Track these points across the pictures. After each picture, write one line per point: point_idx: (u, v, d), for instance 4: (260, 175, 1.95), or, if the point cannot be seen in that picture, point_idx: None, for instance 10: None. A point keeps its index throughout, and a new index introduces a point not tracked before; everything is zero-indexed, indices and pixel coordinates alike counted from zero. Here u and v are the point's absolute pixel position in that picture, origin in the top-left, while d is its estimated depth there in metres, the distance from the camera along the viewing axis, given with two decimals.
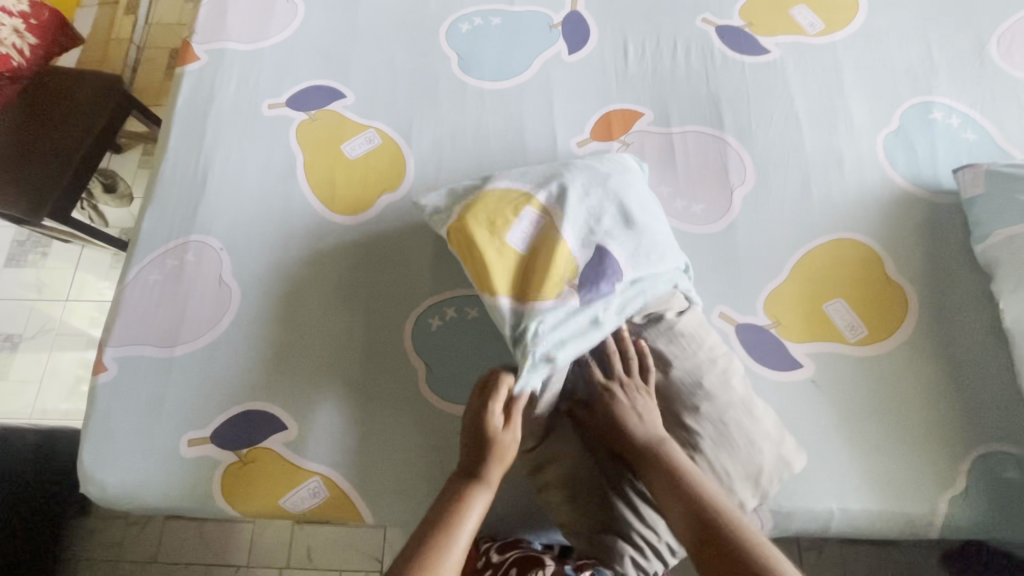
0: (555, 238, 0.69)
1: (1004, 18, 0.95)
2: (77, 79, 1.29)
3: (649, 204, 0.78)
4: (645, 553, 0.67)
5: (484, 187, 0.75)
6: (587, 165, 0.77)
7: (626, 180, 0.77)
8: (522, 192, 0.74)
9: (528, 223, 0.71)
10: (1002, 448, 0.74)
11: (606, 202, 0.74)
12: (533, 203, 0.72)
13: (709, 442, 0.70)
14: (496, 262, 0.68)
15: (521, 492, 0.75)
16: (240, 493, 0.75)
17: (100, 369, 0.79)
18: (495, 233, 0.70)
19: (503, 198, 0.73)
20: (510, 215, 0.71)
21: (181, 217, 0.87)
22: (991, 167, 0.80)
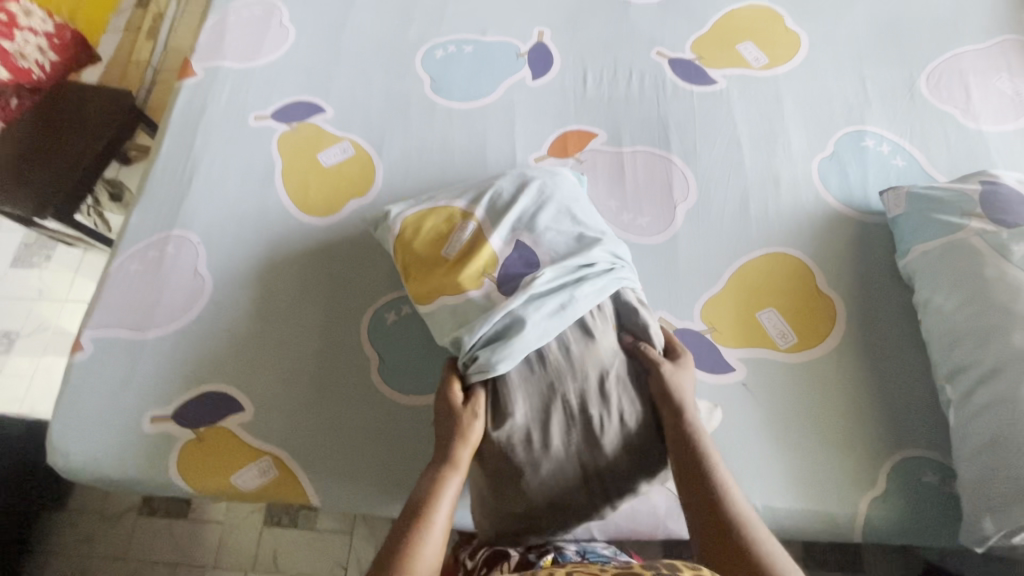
0: (481, 246, 0.76)
1: (933, 58, 1.03)
2: (91, 93, 1.41)
3: (581, 199, 0.83)
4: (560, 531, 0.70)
5: (421, 205, 0.83)
6: (519, 170, 0.85)
7: (557, 181, 0.83)
8: (456, 207, 0.81)
9: (460, 236, 0.78)
10: (924, 453, 0.77)
11: (533, 194, 0.81)
12: (467, 217, 0.79)
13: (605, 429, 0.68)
14: (427, 274, 0.76)
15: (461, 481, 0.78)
16: (194, 470, 0.79)
17: (77, 349, 0.85)
18: (431, 247, 0.78)
19: (435, 205, 0.82)
20: (446, 231, 0.79)
21: (165, 214, 0.95)
22: (911, 190, 0.85)
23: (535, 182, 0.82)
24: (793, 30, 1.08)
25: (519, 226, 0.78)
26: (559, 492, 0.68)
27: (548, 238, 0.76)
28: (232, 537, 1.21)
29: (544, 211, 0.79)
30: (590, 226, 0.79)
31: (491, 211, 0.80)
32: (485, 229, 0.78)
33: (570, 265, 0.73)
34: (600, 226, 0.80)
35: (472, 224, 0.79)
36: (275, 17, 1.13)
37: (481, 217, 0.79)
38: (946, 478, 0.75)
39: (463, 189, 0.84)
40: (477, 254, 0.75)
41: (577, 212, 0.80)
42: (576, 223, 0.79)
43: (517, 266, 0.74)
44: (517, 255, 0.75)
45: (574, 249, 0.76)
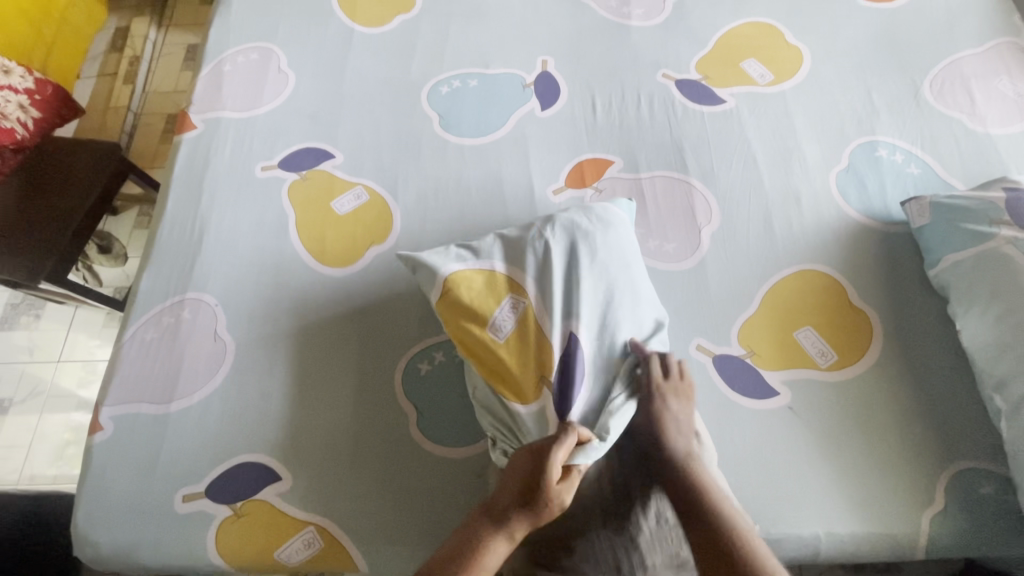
0: (536, 339, 0.74)
1: (933, 65, 1.05)
2: (77, 148, 1.36)
3: (629, 261, 0.81)
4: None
5: (465, 265, 0.79)
6: (567, 222, 0.81)
7: (605, 242, 0.80)
8: (506, 276, 0.78)
9: (512, 319, 0.75)
10: (978, 464, 0.77)
11: (582, 273, 0.77)
12: (520, 294, 0.76)
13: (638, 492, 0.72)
14: (482, 363, 0.74)
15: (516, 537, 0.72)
16: (232, 548, 0.75)
17: (96, 429, 0.81)
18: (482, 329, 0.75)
19: (484, 270, 0.78)
20: (497, 309, 0.75)
21: (177, 276, 0.91)
22: (933, 200, 0.86)
23: (584, 251, 0.79)
24: (793, 45, 1.09)
25: (574, 312, 0.75)
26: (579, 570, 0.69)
27: (600, 335, 0.75)
28: None
29: (596, 299, 0.77)
30: (638, 312, 0.78)
31: (539, 283, 0.77)
32: (536, 310, 0.75)
33: (618, 372, 0.74)
34: (647, 307, 0.79)
35: (524, 304, 0.76)
36: (273, 62, 1.10)
37: (532, 294, 0.76)
38: (1003, 489, 0.75)
39: (504, 248, 0.80)
40: (532, 343, 0.74)
41: (627, 293, 0.78)
42: (626, 311, 0.77)
43: (574, 367, 0.72)
44: (570, 352, 0.73)
45: (625, 347, 0.75)
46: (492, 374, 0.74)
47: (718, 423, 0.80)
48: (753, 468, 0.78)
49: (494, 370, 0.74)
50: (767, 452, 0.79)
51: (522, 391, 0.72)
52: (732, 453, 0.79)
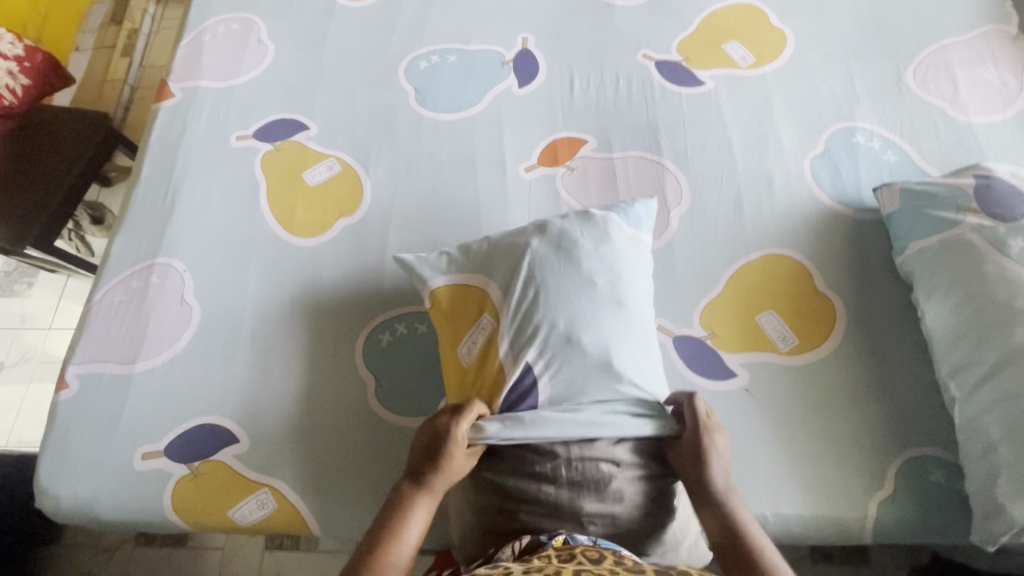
0: (490, 360, 0.72)
1: (918, 52, 1.03)
2: (66, 117, 1.37)
3: (624, 281, 0.76)
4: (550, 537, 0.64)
5: (446, 275, 0.79)
6: (557, 230, 0.77)
7: (595, 252, 0.76)
8: (483, 288, 0.76)
9: (481, 336, 0.74)
10: (931, 451, 0.77)
11: (554, 283, 0.73)
12: (489, 308, 0.74)
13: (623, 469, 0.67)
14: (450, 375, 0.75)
15: (489, 493, 0.68)
16: (189, 505, 0.77)
17: (63, 386, 0.82)
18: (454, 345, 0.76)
19: (466, 280, 0.78)
20: (469, 326, 0.75)
21: (148, 241, 0.92)
22: (904, 186, 0.85)
23: (567, 258, 0.75)
24: (778, 28, 1.07)
25: (525, 332, 0.71)
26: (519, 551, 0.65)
27: (554, 355, 0.70)
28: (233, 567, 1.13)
29: (548, 322, 0.71)
30: (611, 332, 0.72)
31: (509, 295, 0.74)
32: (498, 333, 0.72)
33: (567, 383, 0.70)
34: (620, 330, 0.73)
35: (490, 320, 0.74)
36: (252, 33, 1.10)
37: (504, 318, 0.72)
38: (953, 476, 0.75)
39: (492, 248, 0.79)
40: (483, 370, 0.72)
41: (601, 321, 0.72)
42: (585, 337, 0.71)
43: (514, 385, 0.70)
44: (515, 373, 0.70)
45: (576, 372, 0.70)
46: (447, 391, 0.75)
47: None
48: None
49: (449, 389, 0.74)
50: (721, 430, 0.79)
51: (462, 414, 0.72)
52: None
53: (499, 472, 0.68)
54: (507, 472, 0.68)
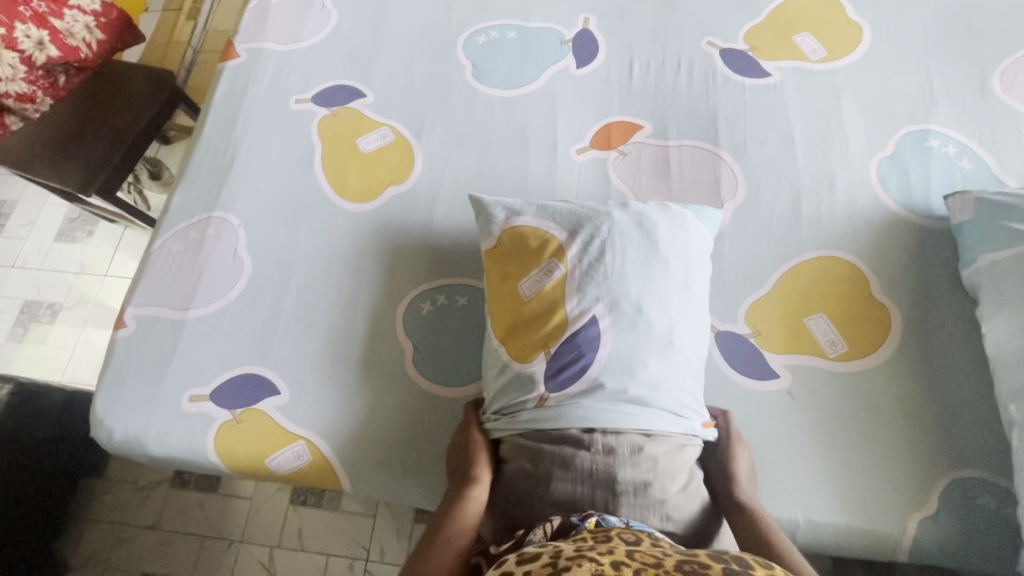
0: (551, 308, 0.73)
1: (1007, 55, 0.96)
2: (135, 73, 1.42)
3: (694, 269, 0.77)
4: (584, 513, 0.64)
5: (516, 223, 0.80)
6: (636, 214, 0.78)
7: (672, 238, 0.77)
8: (557, 239, 0.77)
9: (546, 281, 0.74)
10: (981, 474, 0.73)
11: (634, 263, 0.74)
12: (563, 259, 0.75)
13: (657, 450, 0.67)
14: (498, 313, 0.76)
15: (522, 469, 0.68)
16: (229, 449, 0.80)
17: (121, 325, 0.87)
18: (511, 284, 0.76)
19: (540, 230, 0.78)
20: (535, 270, 0.76)
21: (207, 195, 0.95)
22: (980, 195, 0.81)
23: (645, 238, 0.76)
24: (854, 21, 1.02)
25: (599, 296, 0.72)
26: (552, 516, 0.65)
27: (624, 328, 0.71)
28: (260, 516, 1.17)
29: (623, 291, 0.72)
30: (679, 322, 0.73)
31: (586, 265, 0.74)
32: (571, 285, 0.73)
33: (634, 364, 0.70)
34: (687, 320, 0.74)
35: (561, 268, 0.75)
36: None
37: (575, 280, 0.74)
38: (1003, 503, 0.72)
39: (569, 216, 0.79)
40: (548, 314, 0.73)
41: (672, 300, 0.73)
42: (657, 312, 0.72)
43: (579, 352, 0.70)
44: (584, 336, 0.71)
45: (642, 348, 0.70)
46: (502, 330, 0.75)
47: (711, 397, 0.79)
48: None
49: (506, 329, 0.75)
50: (758, 428, 0.77)
51: (518, 353, 0.73)
52: None
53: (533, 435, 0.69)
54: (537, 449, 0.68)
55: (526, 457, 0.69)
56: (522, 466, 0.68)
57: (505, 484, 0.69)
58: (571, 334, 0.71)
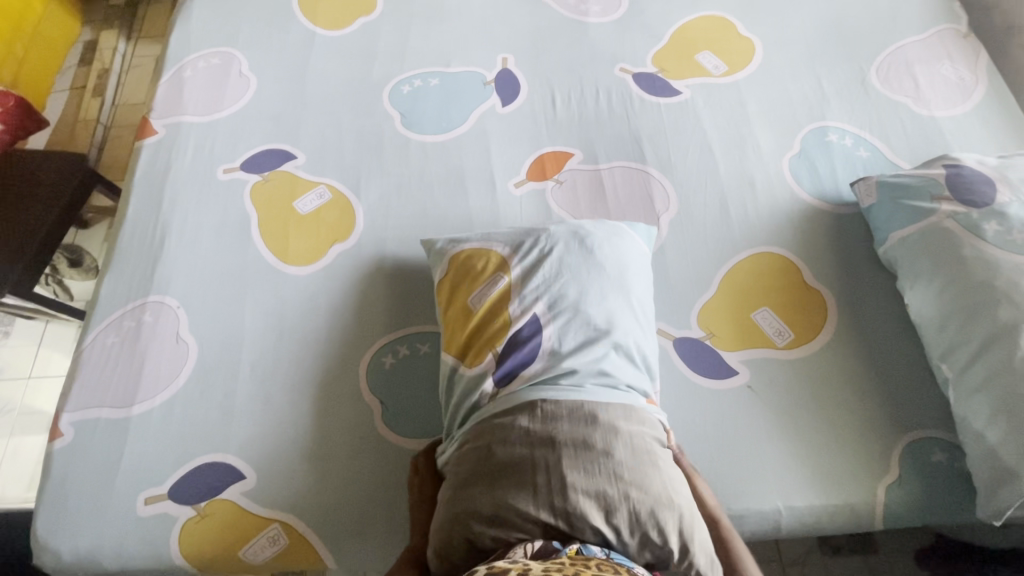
0: (498, 314, 0.76)
1: (878, 53, 1.08)
2: (41, 159, 1.34)
3: (632, 272, 0.81)
4: (528, 482, 0.62)
5: (460, 246, 0.84)
6: (572, 228, 0.82)
7: (605, 249, 0.81)
8: (500, 256, 0.81)
9: (491, 292, 0.78)
10: (931, 433, 0.79)
11: (566, 264, 0.78)
12: (507, 272, 0.79)
13: (600, 404, 0.68)
14: (449, 326, 0.78)
15: (470, 446, 0.68)
16: (196, 547, 0.75)
17: (57, 436, 0.80)
18: (460, 299, 0.79)
19: (483, 248, 0.82)
20: (481, 284, 0.79)
21: (139, 280, 0.90)
22: (880, 179, 0.90)
23: (581, 250, 0.80)
24: (746, 37, 1.12)
25: (540, 294, 0.76)
26: (496, 487, 0.63)
27: (564, 321, 0.74)
28: None
29: (563, 288, 0.76)
30: (615, 315, 0.76)
31: (527, 273, 0.78)
32: (514, 291, 0.77)
33: (576, 350, 0.72)
34: (624, 315, 0.76)
35: (504, 279, 0.78)
36: (233, 67, 1.11)
37: (518, 286, 0.77)
38: (954, 455, 0.78)
39: (506, 236, 0.83)
40: (495, 320, 0.76)
41: (608, 294, 0.77)
42: (595, 306, 0.75)
43: (521, 347, 0.73)
44: (528, 332, 0.74)
45: (581, 332, 0.74)
46: (454, 339, 0.77)
47: (680, 404, 0.81)
48: (713, 446, 0.79)
49: (452, 335, 0.77)
50: (729, 426, 0.80)
51: (470, 359, 0.74)
52: (694, 432, 0.80)
53: (479, 417, 0.70)
54: (483, 423, 0.69)
55: (471, 438, 0.69)
56: (470, 449, 0.68)
57: (454, 465, 0.68)
58: (514, 334, 0.74)
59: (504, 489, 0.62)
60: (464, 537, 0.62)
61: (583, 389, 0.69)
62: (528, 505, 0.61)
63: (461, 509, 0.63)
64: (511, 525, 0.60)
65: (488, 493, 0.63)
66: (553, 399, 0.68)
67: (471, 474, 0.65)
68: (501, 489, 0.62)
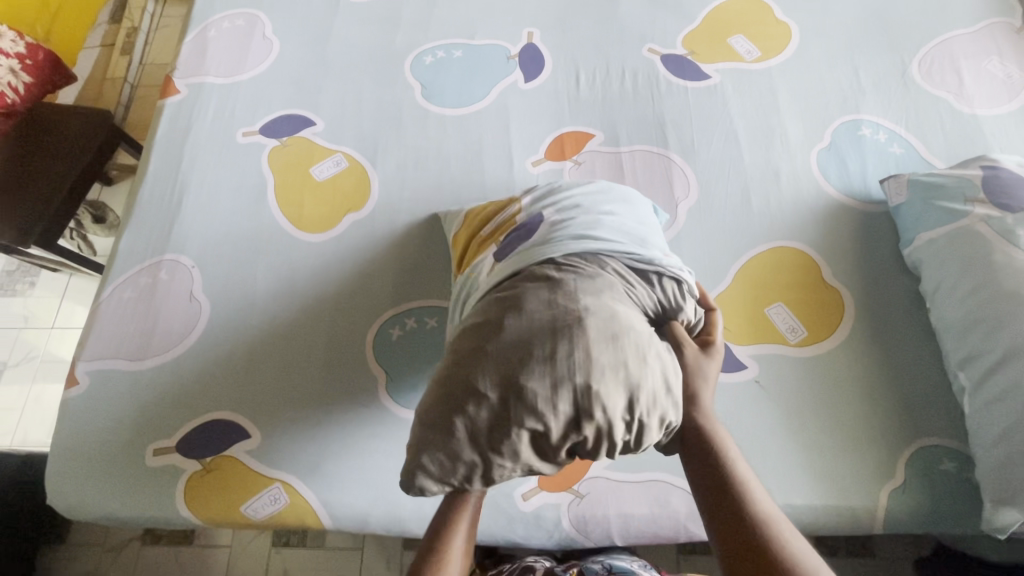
0: (506, 224, 0.73)
1: (923, 45, 1.03)
2: (68, 114, 1.36)
3: (637, 199, 0.75)
4: (540, 367, 0.47)
5: (478, 206, 0.85)
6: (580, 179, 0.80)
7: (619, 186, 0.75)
8: (512, 197, 0.79)
9: (502, 215, 0.76)
10: (942, 441, 0.77)
11: (569, 185, 0.74)
12: (517, 200, 0.77)
13: (618, 285, 0.57)
14: (467, 256, 0.77)
15: (475, 319, 0.53)
16: (200, 500, 0.77)
17: (73, 383, 0.82)
18: (478, 233, 0.78)
19: (499, 200, 0.81)
20: (495, 216, 0.77)
21: (156, 238, 0.92)
22: (912, 177, 0.86)
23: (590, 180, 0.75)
24: (782, 22, 1.07)
25: (544, 202, 0.71)
26: (503, 361, 0.48)
27: (566, 208, 0.68)
28: (239, 565, 1.13)
29: (565, 192, 0.72)
30: (621, 213, 0.69)
31: (533, 196, 0.74)
32: (523, 207, 0.73)
33: (581, 221, 0.64)
34: (632, 217, 0.70)
35: (514, 204, 0.76)
36: (257, 29, 1.10)
37: (525, 202, 0.74)
38: (964, 466, 0.76)
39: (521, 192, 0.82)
40: (502, 229, 0.72)
41: (616, 200, 0.71)
42: (604, 205, 0.69)
43: (523, 233, 0.66)
44: (529, 222, 0.68)
45: (587, 213, 0.67)
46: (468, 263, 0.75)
47: None
48: None
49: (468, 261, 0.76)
50: (733, 420, 0.79)
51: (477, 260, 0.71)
52: None
53: (486, 293, 0.59)
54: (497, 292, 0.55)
55: (479, 311, 0.54)
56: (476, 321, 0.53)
57: (452, 340, 0.54)
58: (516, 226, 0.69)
59: (513, 371, 0.48)
60: (455, 426, 0.49)
61: (595, 250, 0.60)
62: (539, 380, 0.47)
63: (456, 394, 0.49)
64: (508, 419, 0.47)
65: (493, 376, 0.48)
66: (564, 264, 0.57)
67: (474, 349, 0.50)
68: (509, 364, 0.48)
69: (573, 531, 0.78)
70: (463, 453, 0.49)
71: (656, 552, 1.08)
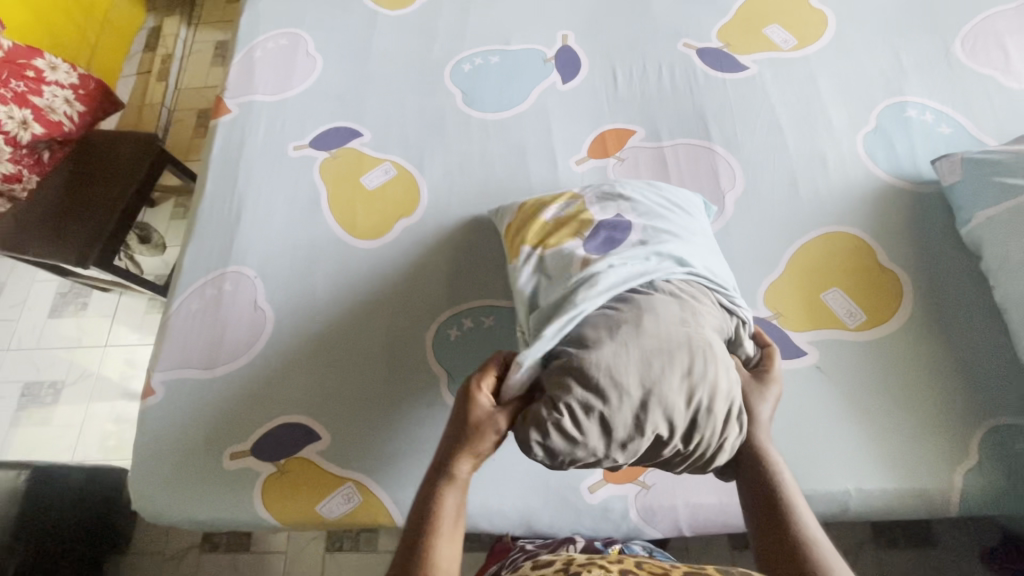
0: (576, 215, 0.75)
1: (963, 24, 1.03)
2: (120, 139, 1.42)
3: (696, 212, 0.80)
4: (680, 379, 0.56)
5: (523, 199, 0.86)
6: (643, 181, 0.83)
7: (680, 194, 0.81)
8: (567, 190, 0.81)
9: (564, 206, 0.78)
10: (1016, 421, 0.76)
11: (647, 193, 0.77)
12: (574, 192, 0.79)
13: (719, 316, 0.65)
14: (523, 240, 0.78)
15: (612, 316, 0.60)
16: (277, 501, 0.80)
17: (149, 393, 0.86)
18: (535, 217, 0.79)
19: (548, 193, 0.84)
20: (552, 203, 0.79)
21: (218, 252, 0.95)
22: (965, 156, 0.86)
23: (660, 187, 0.79)
24: (817, 9, 1.07)
25: (625, 206, 0.75)
26: (643, 363, 0.56)
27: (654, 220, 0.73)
28: (297, 568, 1.15)
29: (646, 201, 0.76)
30: (699, 235, 0.75)
31: (604, 196, 0.78)
32: (589, 202, 0.77)
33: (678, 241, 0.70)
34: (707, 240, 0.76)
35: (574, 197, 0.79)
36: (300, 48, 1.14)
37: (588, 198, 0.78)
38: None
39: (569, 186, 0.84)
40: (571, 219, 0.75)
41: (688, 220, 0.76)
42: (684, 226, 0.75)
43: (615, 237, 0.70)
44: (617, 226, 0.72)
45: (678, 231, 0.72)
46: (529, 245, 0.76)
47: None
48: (780, 427, 0.78)
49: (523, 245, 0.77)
50: (798, 407, 0.79)
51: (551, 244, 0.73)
52: None
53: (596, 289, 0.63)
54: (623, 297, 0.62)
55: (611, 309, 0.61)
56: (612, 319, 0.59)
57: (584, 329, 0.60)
58: (597, 225, 0.73)
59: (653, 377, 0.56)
60: (589, 413, 0.56)
61: (698, 274, 0.67)
62: (674, 386, 0.56)
63: (596, 383, 0.56)
64: (637, 417, 0.56)
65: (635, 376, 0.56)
66: (681, 283, 0.64)
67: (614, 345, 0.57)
68: (648, 369, 0.56)
69: (641, 522, 0.79)
70: (591, 439, 0.56)
71: (711, 546, 1.08)
